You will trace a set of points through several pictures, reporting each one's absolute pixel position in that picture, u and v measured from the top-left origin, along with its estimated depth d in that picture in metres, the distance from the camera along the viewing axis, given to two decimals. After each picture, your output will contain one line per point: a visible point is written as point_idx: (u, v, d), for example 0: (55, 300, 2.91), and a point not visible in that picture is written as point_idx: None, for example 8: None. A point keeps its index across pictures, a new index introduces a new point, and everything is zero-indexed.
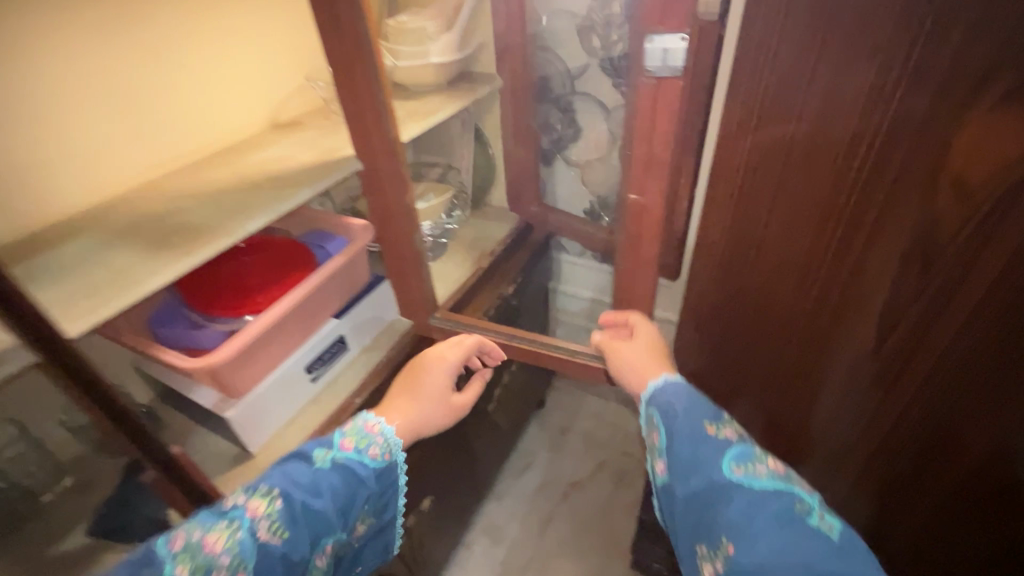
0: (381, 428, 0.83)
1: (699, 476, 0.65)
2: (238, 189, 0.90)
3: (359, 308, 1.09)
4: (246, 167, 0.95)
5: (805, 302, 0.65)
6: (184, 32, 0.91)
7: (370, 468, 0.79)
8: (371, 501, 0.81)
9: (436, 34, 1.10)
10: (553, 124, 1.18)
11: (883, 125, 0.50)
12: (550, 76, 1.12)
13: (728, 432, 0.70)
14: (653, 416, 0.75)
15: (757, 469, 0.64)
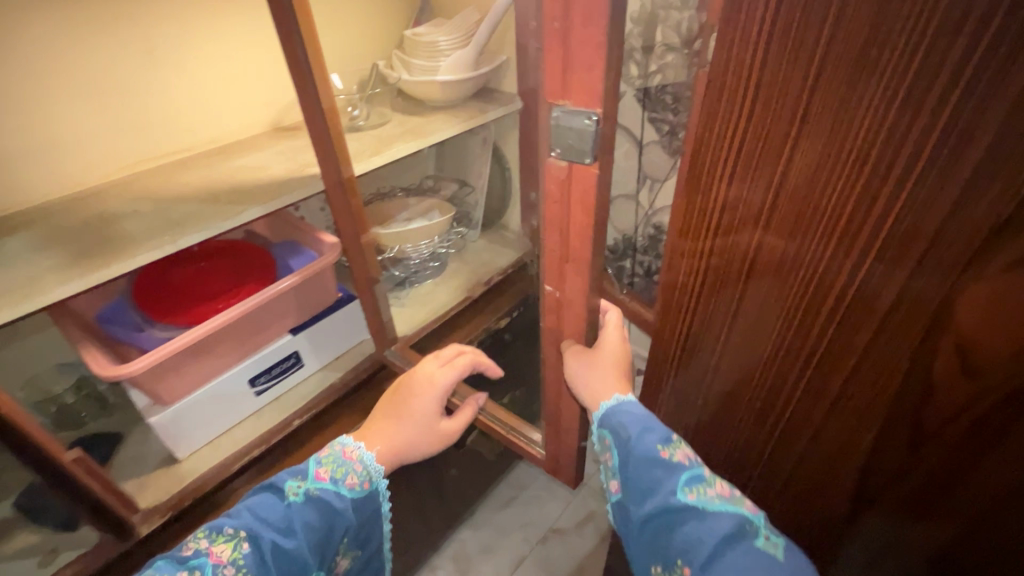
0: (362, 455, 0.60)
1: (648, 501, 0.45)
2: (192, 198, 0.68)
3: (323, 324, 0.82)
4: (213, 172, 0.73)
5: (758, 428, 0.45)
6: (179, 19, 0.75)
7: (346, 503, 0.57)
8: (358, 531, 0.61)
9: (449, 48, 0.86)
10: None
11: (865, 245, 0.31)
12: None
13: (680, 453, 0.46)
14: (602, 442, 0.51)
15: (706, 490, 0.43)
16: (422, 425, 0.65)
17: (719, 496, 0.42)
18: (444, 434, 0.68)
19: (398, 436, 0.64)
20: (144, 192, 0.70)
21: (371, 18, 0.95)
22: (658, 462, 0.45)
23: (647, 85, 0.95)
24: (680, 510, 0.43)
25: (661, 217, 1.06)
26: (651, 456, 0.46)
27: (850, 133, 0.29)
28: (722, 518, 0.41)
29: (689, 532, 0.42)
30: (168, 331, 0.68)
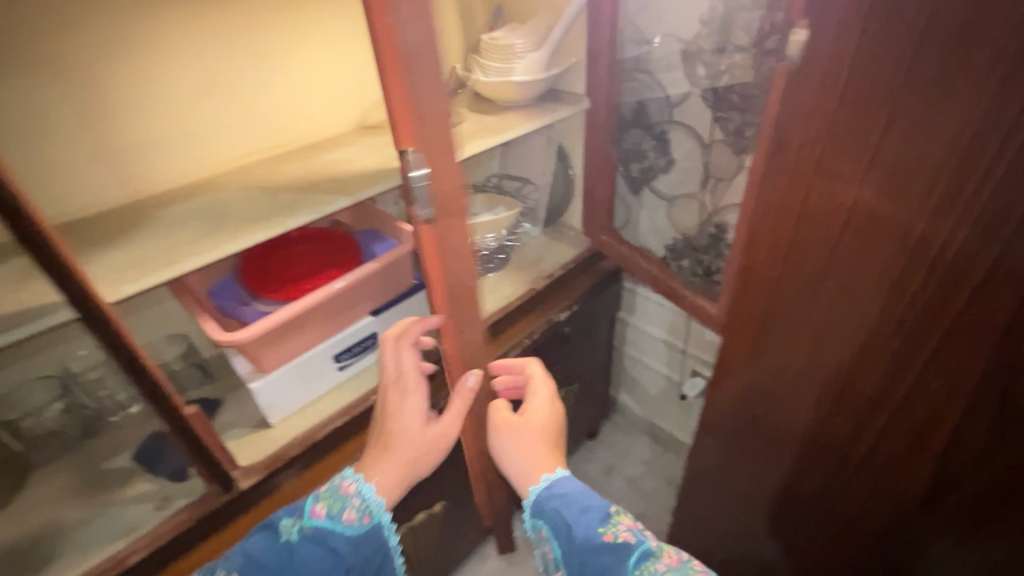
0: (358, 489, 0.66)
1: None
2: (294, 187, 0.75)
3: (400, 307, 0.88)
4: (311, 165, 0.81)
5: (843, 359, 0.52)
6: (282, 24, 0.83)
7: (344, 538, 0.65)
8: (364, 558, 0.68)
9: (524, 52, 0.91)
10: (643, 152, 1.13)
11: (967, 190, 0.38)
12: (646, 102, 1.06)
13: (624, 528, 0.61)
14: (547, 523, 0.65)
15: (656, 569, 0.57)
16: (419, 441, 0.70)
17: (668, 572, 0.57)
18: (440, 433, 0.71)
19: (399, 464, 0.68)
20: (252, 181, 0.78)
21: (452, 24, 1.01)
22: (606, 547, 0.60)
23: (715, 84, 0.96)
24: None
25: (725, 216, 1.06)
26: (602, 545, 0.60)
27: (928, 141, 0.39)
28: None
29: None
30: (269, 305, 0.75)
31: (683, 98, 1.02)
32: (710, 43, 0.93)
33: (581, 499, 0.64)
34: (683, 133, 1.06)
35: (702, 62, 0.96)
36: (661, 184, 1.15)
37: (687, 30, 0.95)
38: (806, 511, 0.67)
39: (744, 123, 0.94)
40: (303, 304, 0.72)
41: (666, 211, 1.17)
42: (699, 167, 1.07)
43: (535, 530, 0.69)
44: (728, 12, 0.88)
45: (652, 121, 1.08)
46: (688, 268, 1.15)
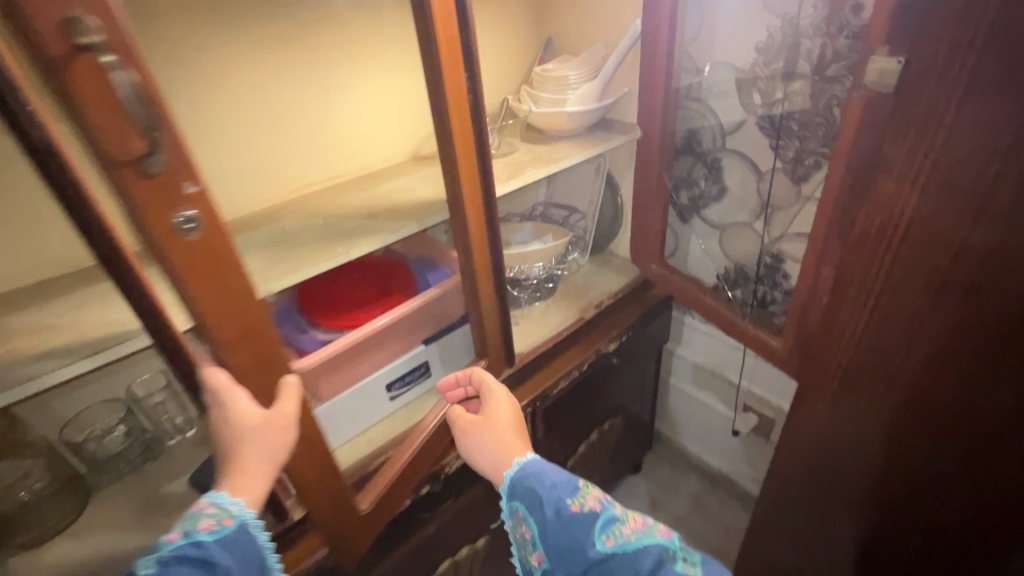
0: (213, 498, 0.55)
1: (579, 558, 0.59)
2: (354, 216, 0.76)
3: (452, 337, 0.87)
4: (368, 196, 0.81)
5: (966, 285, 0.55)
6: (349, 44, 0.85)
7: (210, 550, 0.52)
8: (246, 565, 0.55)
9: (577, 83, 0.92)
10: (695, 181, 1.12)
11: None
12: (698, 130, 1.05)
13: (592, 500, 0.62)
14: (524, 509, 0.64)
15: (623, 532, 0.59)
16: (262, 436, 0.54)
17: (635, 533, 0.59)
18: (279, 418, 0.55)
19: (264, 470, 0.55)
20: (318, 209, 0.80)
21: (501, 58, 1.03)
22: (574, 516, 0.61)
23: (771, 112, 0.94)
24: (606, 558, 0.57)
25: (781, 245, 1.04)
26: (569, 514, 0.61)
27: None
28: (644, 554, 0.56)
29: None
30: (327, 334, 0.76)
31: (737, 126, 1.00)
32: (766, 71, 0.91)
33: (547, 478, 0.65)
34: (735, 162, 1.04)
35: (757, 91, 0.94)
36: (712, 212, 1.13)
37: (742, 60, 0.94)
38: (917, 441, 0.70)
39: (802, 151, 0.92)
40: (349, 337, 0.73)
41: (719, 238, 1.14)
42: (754, 196, 1.04)
43: (515, 520, 0.67)
44: (787, 42, 0.87)
45: (703, 149, 1.07)
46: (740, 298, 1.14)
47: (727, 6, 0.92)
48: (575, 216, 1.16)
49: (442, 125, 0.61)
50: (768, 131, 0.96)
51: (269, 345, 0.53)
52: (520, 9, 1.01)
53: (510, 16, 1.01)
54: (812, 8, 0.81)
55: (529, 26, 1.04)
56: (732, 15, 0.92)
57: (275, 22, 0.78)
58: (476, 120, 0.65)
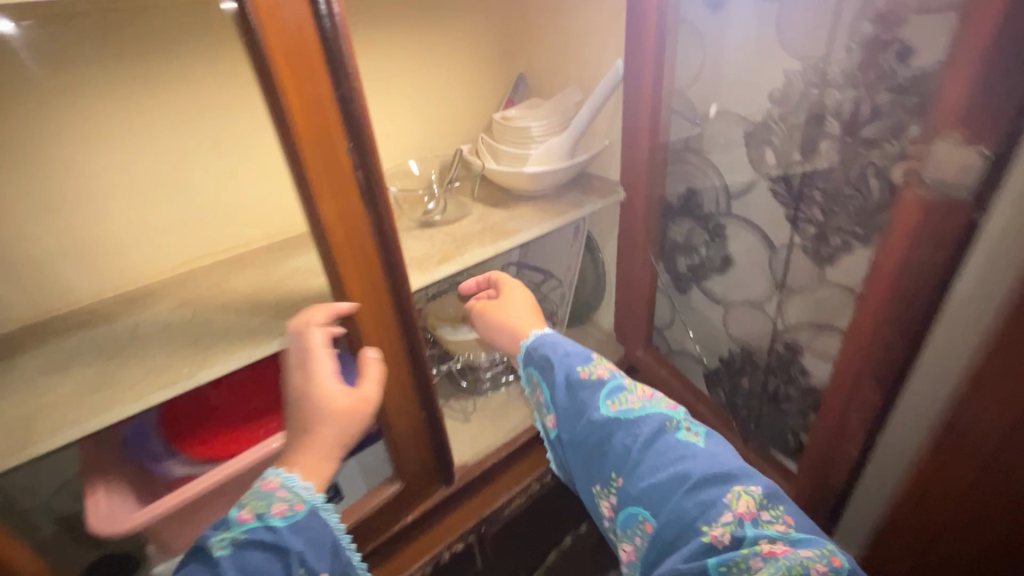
0: (282, 479, 0.46)
1: (582, 423, 0.59)
2: (232, 308, 0.59)
3: (370, 452, 0.69)
4: (264, 276, 0.65)
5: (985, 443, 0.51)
6: (222, 95, 0.71)
7: (284, 538, 0.44)
8: (321, 549, 0.46)
9: (543, 135, 0.74)
10: (694, 246, 0.93)
11: None
12: (697, 190, 0.87)
13: (603, 371, 0.61)
14: (539, 378, 0.64)
15: (630, 400, 0.58)
16: (339, 418, 0.49)
17: (640, 404, 0.58)
18: (361, 403, 0.50)
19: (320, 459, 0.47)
20: (192, 298, 0.62)
21: (459, 101, 0.86)
22: (583, 383, 0.60)
23: (788, 175, 0.74)
24: (609, 422, 0.57)
25: (798, 334, 0.83)
26: (578, 382, 0.61)
27: None
28: (646, 420, 0.56)
29: (621, 442, 0.55)
30: (188, 466, 0.57)
31: (746, 189, 0.81)
32: (781, 125, 0.72)
33: (561, 351, 0.64)
34: (744, 230, 0.84)
35: (771, 148, 0.75)
36: (714, 284, 0.94)
37: (747, 112, 0.76)
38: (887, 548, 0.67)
39: (827, 226, 0.72)
40: (209, 476, 0.53)
41: (722, 315, 0.95)
42: (763, 272, 0.84)
43: (532, 391, 0.67)
44: (806, 91, 0.68)
45: (703, 212, 0.88)
46: (747, 388, 0.95)
47: (735, 43, 0.73)
48: (550, 282, 0.98)
49: (317, 208, 0.46)
50: (782, 199, 0.77)
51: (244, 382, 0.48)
52: (483, 44, 0.84)
53: (471, 52, 0.84)
54: (842, 51, 0.63)
55: (494, 65, 0.87)
56: (738, 55, 0.73)
57: (118, 80, 0.65)
58: (370, 200, 0.49)
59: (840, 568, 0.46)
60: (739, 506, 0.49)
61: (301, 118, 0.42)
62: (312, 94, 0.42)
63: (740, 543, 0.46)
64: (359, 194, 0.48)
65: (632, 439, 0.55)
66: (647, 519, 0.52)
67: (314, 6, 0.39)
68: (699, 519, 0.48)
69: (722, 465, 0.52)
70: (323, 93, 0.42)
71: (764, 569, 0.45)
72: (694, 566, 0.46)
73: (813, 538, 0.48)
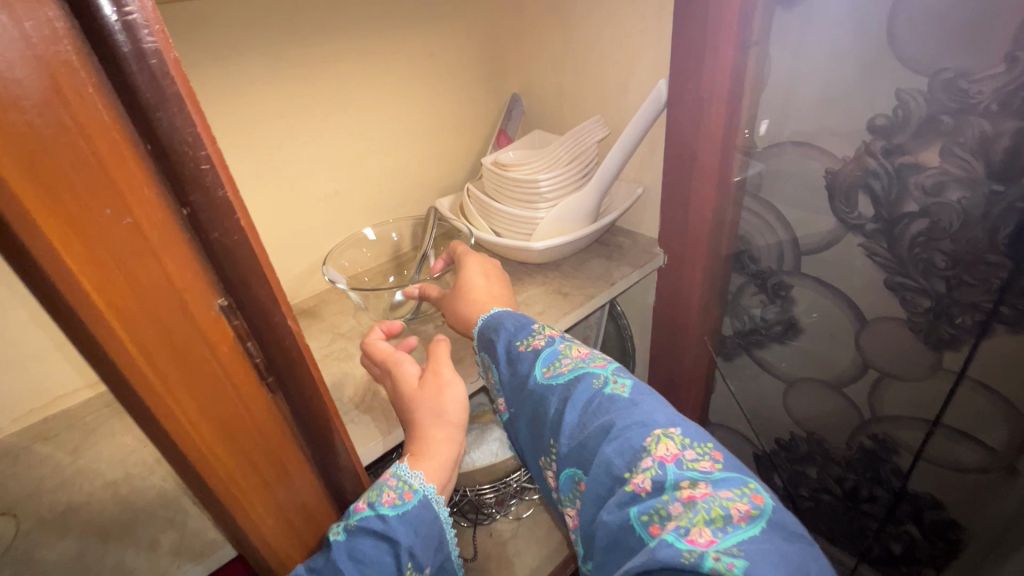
0: (392, 469, 0.38)
1: (515, 397, 0.43)
2: (56, 544, 0.35)
3: None
4: (137, 453, 0.42)
5: None
6: None
7: (403, 531, 0.35)
8: (431, 547, 0.38)
9: (555, 192, 0.52)
10: (744, 309, 0.72)
11: None
12: (751, 242, 0.66)
13: (541, 339, 0.44)
14: (484, 359, 0.47)
15: (563, 362, 0.41)
16: (429, 418, 0.40)
17: (574, 364, 0.40)
18: (447, 394, 0.41)
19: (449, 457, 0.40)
20: (25, 496, 0.39)
21: (430, 143, 0.65)
22: (513, 356, 0.43)
23: (893, 231, 0.54)
24: (540, 392, 0.40)
25: (893, 429, 0.64)
26: (512, 355, 0.43)
27: None
28: (577, 382, 0.39)
29: (553, 407, 0.39)
30: None
31: (825, 243, 0.60)
32: (887, 165, 0.51)
33: (500, 320, 0.46)
34: (817, 293, 0.64)
35: (868, 193, 0.54)
36: (770, 354, 0.73)
37: (829, 144, 0.55)
38: None
39: (949, 301, 0.53)
40: None
41: (780, 392, 0.75)
42: (845, 348, 0.64)
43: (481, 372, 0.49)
44: (931, 119, 0.47)
45: (759, 270, 0.67)
46: (814, 479, 0.76)
47: (815, 51, 0.52)
48: None
49: (161, 425, 0.23)
50: (883, 263, 0.56)
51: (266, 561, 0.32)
52: (459, 64, 0.63)
53: (443, 77, 0.62)
54: (1000, 64, 0.42)
55: (475, 90, 0.66)
56: (821, 69, 0.52)
57: None
58: (276, 376, 0.27)
59: (766, 507, 0.30)
60: (659, 450, 0.33)
61: (89, 273, 0.19)
62: (112, 222, 0.19)
63: (661, 489, 0.31)
64: (255, 369, 0.26)
65: (562, 402, 0.39)
66: (581, 480, 0.36)
67: (97, 38, 0.17)
68: (619, 467, 0.34)
69: (647, 410, 0.36)
70: (139, 215, 0.20)
71: (683, 516, 0.30)
72: (612, 523, 0.32)
73: (736, 473, 0.32)
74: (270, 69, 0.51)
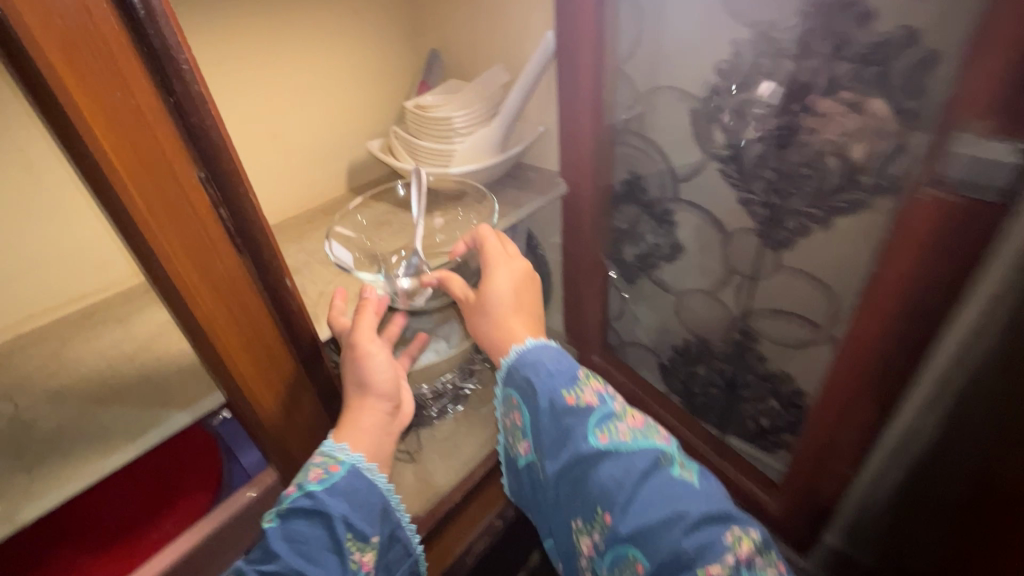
0: (322, 447, 0.49)
1: (562, 452, 0.48)
2: (54, 411, 0.42)
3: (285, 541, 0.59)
4: (114, 348, 0.48)
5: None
6: None
7: (331, 502, 0.46)
8: (368, 510, 0.48)
9: (468, 127, 0.63)
10: (639, 234, 0.85)
11: None
12: (641, 174, 0.79)
13: (590, 392, 0.49)
14: (515, 395, 0.53)
15: (619, 429, 0.47)
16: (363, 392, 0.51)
17: (632, 433, 0.46)
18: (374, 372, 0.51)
19: (373, 422, 0.51)
20: (12, 386, 0.45)
21: (361, 93, 0.73)
22: (567, 410, 0.48)
23: (739, 156, 0.68)
24: (597, 456, 0.46)
25: (754, 322, 0.79)
26: (562, 408, 0.48)
27: None
28: (639, 455, 0.45)
29: (610, 475, 0.45)
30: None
31: (694, 170, 0.73)
32: (730, 100, 0.65)
33: (541, 362, 0.51)
34: (693, 215, 0.77)
35: (719, 126, 0.67)
36: (663, 272, 0.87)
37: (690, 85, 0.68)
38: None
39: (781, 209, 0.67)
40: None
41: (673, 303, 0.89)
42: (716, 258, 0.79)
43: (507, 403, 0.55)
44: (756, 62, 0.61)
45: (648, 198, 0.80)
46: (704, 376, 0.91)
47: (675, 9, 0.64)
48: None
49: (160, 262, 0.32)
50: (735, 182, 0.70)
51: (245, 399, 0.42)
52: (383, 20, 0.70)
53: (369, 32, 0.70)
54: (796, 17, 0.56)
55: (399, 44, 0.73)
56: (679, 23, 0.65)
57: None
58: (243, 241, 0.36)
59: None
60: (740, 548, 0.41)
61: (107, 136, 0.28)
62: (123, 102, 0.27)
63: None
64: (228, 233, 0.35)
65: (619, 472, 0.44)
66: (639, 560, 0.42)
67: None
68: (694, 555, 0.40)
69: (715, 504, 0.43)
70: (141, 99, 0.28)
71: None
72: None
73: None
74: (204, 20, 0.57)
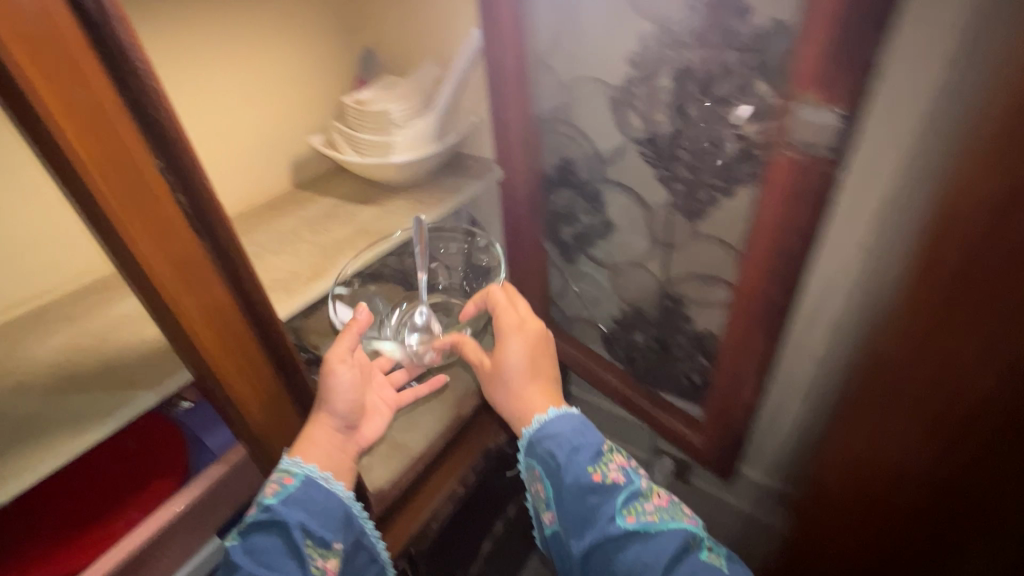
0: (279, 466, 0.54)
1: (586, 532, 0.58)
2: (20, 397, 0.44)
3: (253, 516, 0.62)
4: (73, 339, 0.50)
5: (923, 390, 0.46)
6: None
7: (285, 513, 0.53)
8: (323, 516, 0.55)
9: (405, 119, 0.67)
10: (574, 214, 0.92)
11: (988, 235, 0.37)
12: (572, 158, 0.86)
13: (614, 468, 0.60)
14: (538, 468, 0.62)
15: (647, 510, 0.57)
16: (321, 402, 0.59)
17: (659, 515, 0.57)
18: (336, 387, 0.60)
19: (324, 436, 0.57)
20: None
21: (300, 90, 0.75)
22: (594, 487, 0.58)
23: (653, 137, 0.75)
24: (623, 540, 0.55)
25: (680, 288, 0.88)
26: (588, 485, 0.58)
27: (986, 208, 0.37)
28: (669, 536, 0.56)
29: (636, 556, 0.55)
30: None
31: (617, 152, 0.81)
32: (641, 87, 0.72)
33: (562, 435, 0.62)
34: (619, 193, 0.85)
35: (634, 111, 0.75)
36: (598, 249, 0.94)
37: (607, 75, 0.75)
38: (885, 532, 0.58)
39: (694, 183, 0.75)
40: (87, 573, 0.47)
41: (610, 277, 0.97)
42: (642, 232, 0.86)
43: (530, 473, 0.64)
44: (660, 52, 0.68)
45: (580, 180, 0.87)
46: (641, 342, 0.99)
47: (588, 6, 0.71)
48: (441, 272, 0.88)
49: (126, 245, 0.35)
50: (652, 161, 0.78)
51: (211, 376, 0.45)
52: (317, 20, 0.73)
53: (305, 32, 0.73)
54: (688, 10, 0.64)
55: (335, 42, 0.76)
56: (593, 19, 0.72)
57: None
58: (202, 227, 0.39)
59: None
60: None
61: (72, 129, 0.31)
62: (85, 98, 0.31)
63: None
64: (187, 218, 0.38)
65: (648, 553, 0.55)
66: None
67: None
68: None
69: None
70: (101, 96, 0.31)
71: None
72: None
73: None
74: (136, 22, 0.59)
